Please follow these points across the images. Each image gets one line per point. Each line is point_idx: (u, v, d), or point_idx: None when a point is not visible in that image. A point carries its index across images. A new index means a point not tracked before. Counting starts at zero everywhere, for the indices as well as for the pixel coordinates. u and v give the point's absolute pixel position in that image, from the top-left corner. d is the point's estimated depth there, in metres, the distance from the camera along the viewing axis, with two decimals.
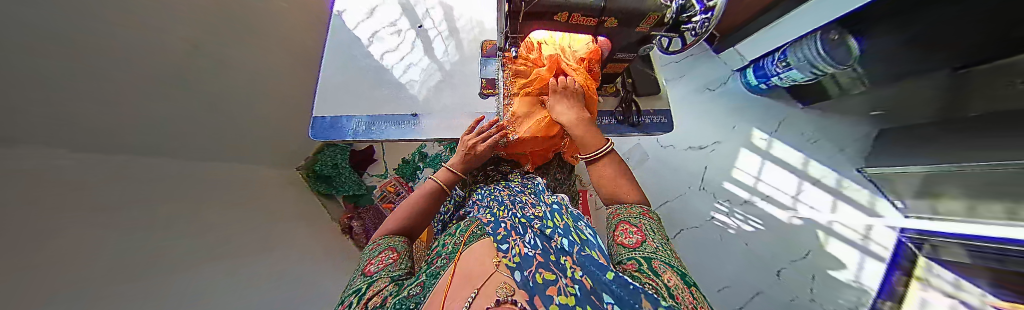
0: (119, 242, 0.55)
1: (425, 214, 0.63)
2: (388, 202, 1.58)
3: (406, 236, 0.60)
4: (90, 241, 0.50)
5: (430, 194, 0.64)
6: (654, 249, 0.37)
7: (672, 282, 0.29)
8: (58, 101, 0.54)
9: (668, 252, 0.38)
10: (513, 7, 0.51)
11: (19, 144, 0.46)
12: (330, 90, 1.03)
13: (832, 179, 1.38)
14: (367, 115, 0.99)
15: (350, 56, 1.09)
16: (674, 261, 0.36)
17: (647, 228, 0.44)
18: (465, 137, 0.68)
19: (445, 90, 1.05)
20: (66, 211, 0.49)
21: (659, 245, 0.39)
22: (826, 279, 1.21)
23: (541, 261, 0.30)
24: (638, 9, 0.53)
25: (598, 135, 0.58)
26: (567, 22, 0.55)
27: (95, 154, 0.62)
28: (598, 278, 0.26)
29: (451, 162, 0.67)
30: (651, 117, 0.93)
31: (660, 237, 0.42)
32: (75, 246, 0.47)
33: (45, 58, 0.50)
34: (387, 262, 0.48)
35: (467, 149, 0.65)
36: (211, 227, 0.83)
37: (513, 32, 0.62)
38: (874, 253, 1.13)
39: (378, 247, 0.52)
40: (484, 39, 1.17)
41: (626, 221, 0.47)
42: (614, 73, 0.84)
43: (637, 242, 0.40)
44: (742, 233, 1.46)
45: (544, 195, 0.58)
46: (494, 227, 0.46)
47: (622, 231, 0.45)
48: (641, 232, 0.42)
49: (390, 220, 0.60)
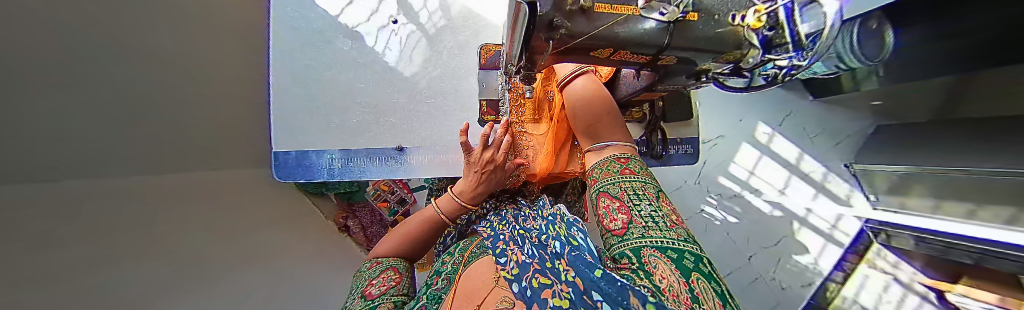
0: (101, 278, 0.53)
1: (426, 243, 0.63)
2: (381, 200, 1.64)
3: (407, 258, 0.61)
4: (72, 283, 0.48)
5: (431, 226, 0.63)
6: (643, 228, 0.30)
7: (664, 271, 0.22)
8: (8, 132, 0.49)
9: (661, 223, 0.31)
10: (524, 59, 0.30)
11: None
12: (298, 107, 0.85)
13: (819, 173, 1.47)
14: (343, 149, 0.85)
15: (306, 65, 0.84)
16: (668, 234, 0.29)
17: (632, 196, 0.37)
18: (475, 154, 0.58)
19: (435, 118, 0.87)
20: (43, 257, 0.46)
21: (647, 218, 0.32)
22: (790, 261, 1.41)
23: (537, 268, 0.26)
24: (710, 52, 0.27)
25: (613, 127, 0.51)
26: (607, 58, 0.29)
27: (52, 189, 0.56)
28: (587, 276, 0.21)
29: (458, 190, 0.62)
30: (678, 147, 0.86)
31: (649, 203, 0.35)
32: (55, 290, 0.44)
33: None
34: (388, 284, 0.47)
35: (479, 168, 0.58)
36: (186, 249, 0.78)
37: (528, 69, 0.36)
38: (835, 239, 1.34)
39: (379, 268, 0.53)
40: (482, 43, 0.90)
41: (607, 194, 0.40)
42: (644, 100, 0.70)
43: (624, 224, 0.33)
44: (725, 223, 1.60)
45: (545, 208, 0.50)
46: (492, 241, 0.41)
47: (607, 210, 0.38)
48: (625, 209, 0.35)
49: (394, 247, 0.60)
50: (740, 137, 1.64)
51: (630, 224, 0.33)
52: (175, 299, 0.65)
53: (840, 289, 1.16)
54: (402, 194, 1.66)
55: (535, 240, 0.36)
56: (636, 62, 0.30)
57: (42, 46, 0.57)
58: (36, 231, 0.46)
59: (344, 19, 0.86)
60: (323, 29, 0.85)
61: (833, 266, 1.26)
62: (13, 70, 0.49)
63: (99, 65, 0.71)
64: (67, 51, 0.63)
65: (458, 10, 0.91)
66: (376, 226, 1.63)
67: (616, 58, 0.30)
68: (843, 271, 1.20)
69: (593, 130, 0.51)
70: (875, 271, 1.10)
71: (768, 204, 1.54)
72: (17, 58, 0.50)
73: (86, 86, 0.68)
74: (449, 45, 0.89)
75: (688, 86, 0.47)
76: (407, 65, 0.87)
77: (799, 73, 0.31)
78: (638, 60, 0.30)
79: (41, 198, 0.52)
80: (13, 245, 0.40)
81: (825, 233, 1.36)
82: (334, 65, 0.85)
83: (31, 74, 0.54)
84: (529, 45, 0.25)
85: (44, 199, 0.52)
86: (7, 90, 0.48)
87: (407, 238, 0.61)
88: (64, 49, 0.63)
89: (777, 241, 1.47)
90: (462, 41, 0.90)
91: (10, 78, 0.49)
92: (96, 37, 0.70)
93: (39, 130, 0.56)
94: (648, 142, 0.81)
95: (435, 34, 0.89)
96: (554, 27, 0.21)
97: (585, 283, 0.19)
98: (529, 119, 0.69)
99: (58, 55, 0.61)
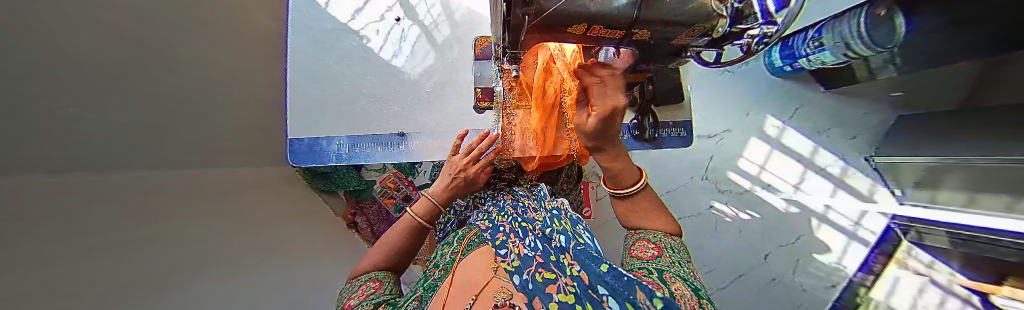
0: (131, 247, 0.59)
1: (407, 248, 0.63)
2: (388, 197, 1.65)
3: (388, 268, 0.60)
4: (108, 250, 0.53)
5: (408, 231, 0.63)
6: (671, 264, 0.37)
7: (678, 283, 0.27)
8: (73, 115, 0.58)
9: (686, 268, 0.37)
10: (512, 25, 0.31)
11: (55, 159, 0.52)
12: (309, 100, 0.93)
13: (837, 167, 1.40)
14: (349, 136, 0.92)
15: (320, 61, 0.95)
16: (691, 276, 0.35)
17: (667, 247, 0.43)
18: (456, 159, 0.65)
19: (434, 105, 0.94)
20: (88, 226, 0.52)
21: (676, 260, 0.39)
22: (809, 261, 1.34)
23: (541, 262, 0.28)
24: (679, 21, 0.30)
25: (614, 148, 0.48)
26: (584, 34, 0.33)
27: (113, 168, 0.66)
28: (593, 270, 0.23)
29: (431, 191, 0.65)
30: (669, 130, 0.88)
31: (681, 256, 0.41)
32: (92, 255, 0.50)
33: (59, 75, 0.55)
34: (367, 293, 0.48)
35: (455, 171, 0.63)
36: (209, 231, 0.86)
37: (513, 49, 0.39)
38: (860, 237, 1.24)
39: (360, 280, 0.53)
40: (476, 35, 1.00)
41: (645, 239, 0.46)
42: (634, 82, 0.67)
43: (653, 255, 0.40)
44: (738, 221, 1.59)
45: (544, 201, 0.53)
46: (493, 233, 0.42)
47: (640, 246, 0.44)
48: (658, 248, 0.42)
49: (373, 256, 0.61)
50: (749, 130, 1.66)
51: (658, 256, 0.39)
52: (197, 280, 0.71)
53: (867, 294, 1.10)
54: (408, 191, 1.66)
55: (539, 233, 0.37)
56: (613, 37, 0.34)
57: (107, 61, 0.67)
58: (85, 212, 0.53)
59: (351, 25, 0.97)
60: (336, 29, 0.97)
61: (860, 266, 1.20)
62: (63, 74, 0.57)
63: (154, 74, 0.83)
64: (118, 52, 0.72)
65: (463, 12, 1.02)
66: (383, 223, 1.69)
67: (592, 35, 0.34)
68: (871, 273, 1.14)
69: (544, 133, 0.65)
70: (908, 272, 1.02)
71: (784, 201, 1.50)
72: (72, 57, 0.58)
73: (139, 87, 0.77)
74: (449, 39, 1.00)
75: (672, 64, 0.50)
76: (424, 59, 0.97)
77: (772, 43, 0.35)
78: (616, 35, 0.33)
79: (104, 186, 0.60)
80: (48, 209, 0.45)
81: (848, 230, 1.28)
82: (343, 60, 0.95)
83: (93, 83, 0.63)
84: (508, 22, 0.30)
85: (107, 185, 0.61)
86: (70, 81, 0.58)
87: (389, 248, 0.62)
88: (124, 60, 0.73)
89: (794, 239, 1.40)
90: (461, 35, 1.00)
91: (73, 71, 0.59)
92: (147, 45, 0.80)
93: (102, 129, 0.65)
94: (639, 126, 0.84)
95: (436, 30, 1.00)
96: (528, 2, 0.26)
97: (592, 277, 0.22)
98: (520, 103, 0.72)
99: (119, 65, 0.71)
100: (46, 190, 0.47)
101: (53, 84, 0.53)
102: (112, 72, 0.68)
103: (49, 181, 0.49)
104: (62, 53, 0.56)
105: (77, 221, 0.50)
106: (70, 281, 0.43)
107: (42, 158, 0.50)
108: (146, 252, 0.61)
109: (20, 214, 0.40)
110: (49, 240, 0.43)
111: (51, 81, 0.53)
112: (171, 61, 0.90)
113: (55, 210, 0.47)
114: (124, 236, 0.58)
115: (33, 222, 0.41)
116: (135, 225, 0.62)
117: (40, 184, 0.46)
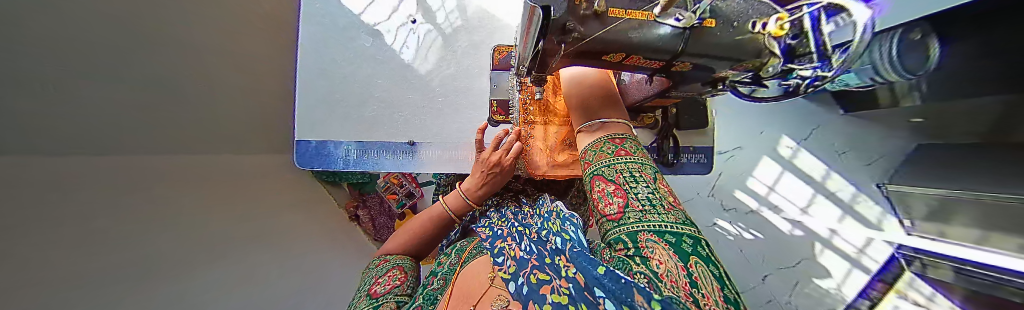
0: (117, 234, 0.59)
1: (432, 237, 0.65)
2: (392, 192, 1.76)
3: (411, 257, 0.61)
4: (95, 241, 0.54)
5: (437, 220, 0.66)
6: (640, 213, 0.30)
7: (660, 255, 0.21)
8: (53, 100, 0.57)
9: (659, 207, 0.30)
10: (550, 46, 0.29)
11: (27, 144, 0.50)
12: (320, 97, 0.94)
13: (847, 193, 1.44)
14: (358, 141, 0.93)
15: (331, 57, 0.94)
16: (666, 218, 0.28)
17: (629, 179, 0.36)
18: (484, 154, 0.64)
19: (446, 115, 0.94)
20: (71, 218, 0.52)
21: (645, 200, 0.32)
22: (808, 285, 1.34)
23: (536, 264, 0.25)
24: (722, 50, 0.30)
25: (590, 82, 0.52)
26: (620, 62, 0.34)
27: (91, 154, 0.64)
28: (588, 273, 0.19)
29: (467, 187, 0.66)
30: (690, 156, 0.88)
31: (646, 184, 0.34)
32: (76, 247, 0.51)
33: (32, 59, 0.53)
34: (394, 283, 0.47)
35: (487, 168, 0.63)
36: (209, 219, 0.88)
37: (538, 70, 0.40)
38: (864, 266, 1.21)
39: (386, 266, 0.53)
40: (495, 43, 0.96)
41: (601, 178, 0.40)
42: (658, 106, 0.72)
43: (620, 208, 0.33)
44: (740, 240, 1.58)
45: (542, 207, 0.50)
46: (491, 240, 0.39)
47: (601, 193, 0.38)
48: (621, 193, 0.35)
49: (397, 244, 0.62)
50: (760, 150, 1.63)
51: (626, 208, 0.32)
52: (198, 273, 0.75)
53: None
54: (410, 188, 1.78)
55: (535, 237, 0.34)
56: (649, 67, 0.35)
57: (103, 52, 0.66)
58: (100, 203, 0.58)
59: (363, 18, 0.95)
60: (348, 26, 0.95)
61: (859, 293, 1.19)
62: (47, 58, 0.55)
63: (152, 72, 0.83)
64: (115, 41, 0.71)
65: (475, 11, 0.99)
66: (383, 217, 1.73)
67: (630, 62, 0.34)
68: (869, 299, 1.14)
69: (589, 107, 0.51)
70: (907, 302, 1.01)
71: (789, 223, 1.51)
72: (54, 39, 0.56)
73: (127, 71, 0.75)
74: (464, 45, 0.97)
75: (705, 93, 0.51)
76: (428, 59, 0.96)
77: (821, 84, 0.35)
78: (653, 65, 0.34)
79: (111, 181, 0.64)
80: (22, 200, 0.45)
81: (852, 257, 1.26)
82: (354, 59, 0.95)
83: (70, 79, 0.61)
84: (542, 47, 0.30)
85: (108, 182, 0.63)
86: (48, 65, 0.55)
87: (419, 234, 0.64)
88: (124, 61, 0.74)
89: (794, 263, 1.40)
90: (477, 42, 0.97)
91: (51, 52, 0.56)
92: (143, 32, 0.79)
93: (87, 127, 0.64)
94: (659, 149, 0.84)
95: (447, 32, 0.97)
96: (567, 30, 0.26)
97: (585, 279, 0.19)
98: (540, 120, 0.70)
99: (118, 58, 0.72)
100: (30, 196, 0.47)
101: (29, 86, 0.51)
102: (101, 63, 0.67)
103: (45, 177, 0.51)
104: (43, 50, 0.54)
105: (61, 227, 0.50)
106: (37, 283, 0.42)
107: (17, 143, 0.48)
108: (141, 250, 0.62)
109: (10, 224, 0.41)
110: (26, 251, 0.42)
111: (28, 83, 0.51)
112: (170, 57, 0.89)
113: (29, 201, 0.46)
114: (111, 226, 0.58)
115: (10, 218, 0.41)
116: (125, 214, 0.62)
117: (26, 180, 0.47)
